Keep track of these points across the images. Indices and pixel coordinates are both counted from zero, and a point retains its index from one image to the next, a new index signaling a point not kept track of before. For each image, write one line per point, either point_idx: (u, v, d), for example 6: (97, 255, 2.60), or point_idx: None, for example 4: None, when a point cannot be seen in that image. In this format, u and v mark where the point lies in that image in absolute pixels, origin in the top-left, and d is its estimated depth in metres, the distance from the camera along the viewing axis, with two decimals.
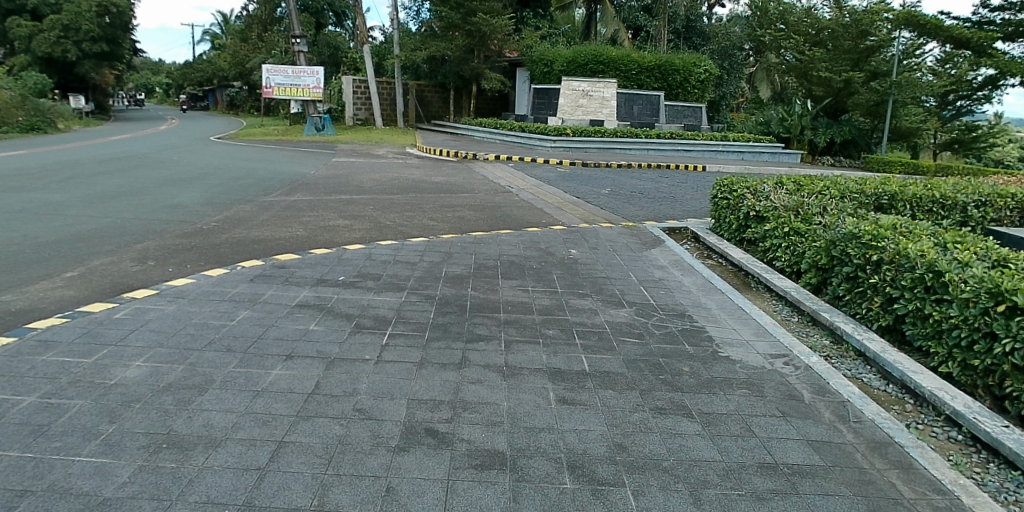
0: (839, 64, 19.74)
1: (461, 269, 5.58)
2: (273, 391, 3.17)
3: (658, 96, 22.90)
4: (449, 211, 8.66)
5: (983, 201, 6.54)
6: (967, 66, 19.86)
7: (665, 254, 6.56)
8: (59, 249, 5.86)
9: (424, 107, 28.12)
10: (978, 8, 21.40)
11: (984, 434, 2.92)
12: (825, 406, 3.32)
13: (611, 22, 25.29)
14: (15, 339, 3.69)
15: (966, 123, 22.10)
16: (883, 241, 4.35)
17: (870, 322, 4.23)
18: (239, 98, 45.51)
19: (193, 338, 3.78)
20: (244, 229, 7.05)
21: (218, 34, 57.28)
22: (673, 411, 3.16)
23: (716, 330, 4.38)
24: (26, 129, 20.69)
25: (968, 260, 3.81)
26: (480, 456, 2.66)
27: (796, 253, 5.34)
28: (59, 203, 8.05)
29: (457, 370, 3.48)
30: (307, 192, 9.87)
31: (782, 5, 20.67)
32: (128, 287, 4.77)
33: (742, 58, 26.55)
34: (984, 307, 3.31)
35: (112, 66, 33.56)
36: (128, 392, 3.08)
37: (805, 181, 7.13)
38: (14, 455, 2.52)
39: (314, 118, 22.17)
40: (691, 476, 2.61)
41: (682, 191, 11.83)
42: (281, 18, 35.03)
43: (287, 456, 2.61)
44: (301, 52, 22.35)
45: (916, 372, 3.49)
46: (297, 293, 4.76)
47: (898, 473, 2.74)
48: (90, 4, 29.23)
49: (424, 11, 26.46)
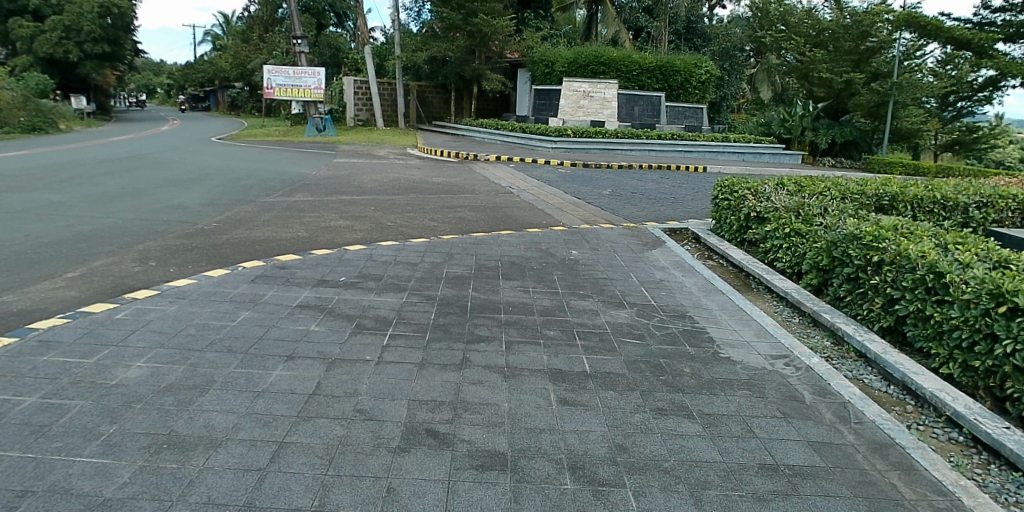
0: (839, 65, 19.78)
1: (462, 269, 5.59)
2: (273, 391, 3.17)
3: (659, 97, 22.92)
4: (450, 211, 8.67)
5: (984, 202, 6.54)
6: (968, 68, 19.73)
7: (665, 255, 6.56)
8: (61, 249, 5.87)
9: (425, 108, 28.15)
10: (978, 9, 21.41)
11: (985, 436, 2.91)
12: (826, 407, 3.32)
13: (613, 23, 25.32)
14: (16, 339, 3.69)
15: (967, 124, 22.09)
16: (883, 242, 4.35)
17: (872, 323, 4.22)
18: (240, 99, 45.54)
19: (194, 339, 3.79)
20: (245, 229, 7.06)
21: (219, 34, 57.33)
22: (674, 412, 3.16)
23: (717, 332, 4.38)
24: (28, 130, 20.73)
25: (969, 261, 3.80)
26: (481, 457, 2.66)
27: (797, 254, 5.35)
28: (61, 203, 8.07)
29: (458, 371, 3.48)
30: (308, 193, 9.88)
31: (783, 6, 20.60)
32: (130, 288, 4.78)
33: (742, 59, 26.58)
34: (985, 308, 3.31)
35: (114, 67, 33.61)
36: (129, 393, 3.08)
37: (806, 183, 7.13)
38: (15, 455, 2.53)
39: (315, 118, 22.20)
40: (692, 477, 2.61)
41: (684, 192, 11.83)
42: (282, 18, 35.06)
43: (288, 456, 2.61)
44: (302, 53, 22.38)
45: (917, 373, 3.49)
46: (298, 293, 4.77)
47: (900, 474, 2.73)
48: (92, 5, 29.22)
49: (425, 12, 26.50)
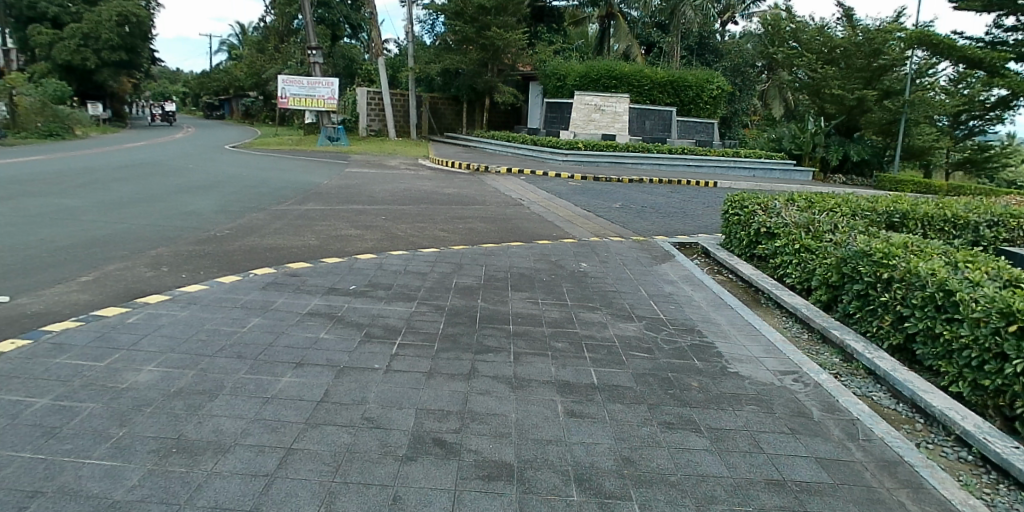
0: (851, 82, 19.75)
1: (471, 280, 5.62)
2: (282, 398, 3.19)
3: (670, 111, 22.94)
4: (461, 222, 8.71)
5: (995, 221, 6.46)
6: (980, 87, 19.53)
7: (675, 269, 6.55)
8: (75, 253, 5.94)
9: (438, 120, 28.42)
10: (990, 28, 21.34)
11: (994, 456, 2.88)
12: (834, 424, 3.29)
13: (624, 38, 25.42)
14: (30, 340, 3.76)
15: (978, 143, 21.80)
16: (893, 259, 4.31)
17: (881, 340, 4.19)
18: (255, 107, 46.19)
19: (204, 345, 3.82)
20: (256, 237, 7.12)
21: (235, 44, 58.28)
22: (681, 426, 3.15)
23: (726, 346, 4.36)
24: (45, 135, 21.10)
25: (979, 280, 3.78)
26: (488, 467, 2.67)
27: (807, 270, 5.32)
28: (74, 208, 8.17)
29: (465, 381, 3.49)
30: (320, 201, 9.99)
31: (795, 23, 20.97)
32: (141, 294, 4.81)
33: (753, 75, 26.64)
34: (995, 326, 3.29)
35: (131, 75, 34.04)
36: (140, 397, 3.11)
37: (817, 199, 7.07)
38: (26, 456, 2.56)
39: (328, 128, 22.38)
40: (699, 491, 2.60)
41: (694, 206, 11.81)
42: (298, 29, 35.30)
43: (296, 462, 2.63)
44: (316, 62, 22.53)
45: (927, 391, 3.47)
46: (308, 300, 4.81)
47: (908, 492, 2.71)
48: (111, 13, 29.76)
49: (438, 25, 26.68)
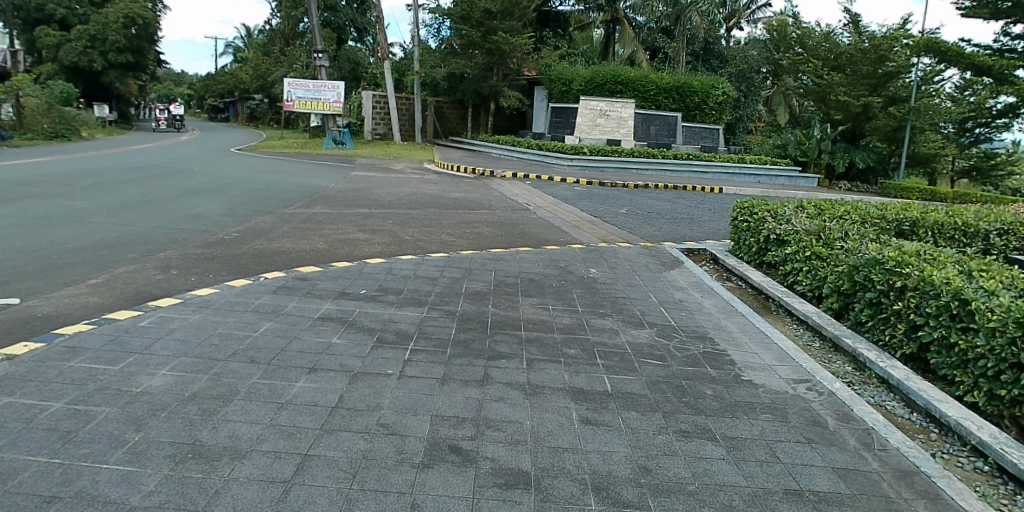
0: (856, 89, 19.73)
1: (481, 285, 5.61)
2: (297, 403, 3.19)
3: (676, 117, 22.60)
4: (468, 227, 8.71)
5: (1006, 229, 6.48)
6: (986, 94, 19.62)
7: (684, 275, 6.55)
8: (83, 256, 5.94)
9: (443, 124, 28.39)
10: (998, 35, 21.31)
11: (1011, 465, 2.87)
12: (850, 433, 3.29)
13: (629, 43, 25.45)
14: (42, 344, 3.74)
15: (984, 150, 21.73)
16: (907, 267, 4.30)
17: (893, 350, 4.18)
18: (258, 111, 46.26)
19: (217, 348, 3.82)
20: (265, 240, 7.13)
21: (241, 47, 58.50)
22: (697, 434, 3.14)
23: (738, 354, 4.36)
24: (51, 136, 21.14)
25: (994, 289, 3.76)
26: (505, 475, 2.67)
27: (817, 278, 5.31)
28: (83, 209, 8.18)
29: (479, 388, 3.49)
30: (327, 204, 9.99)
31: (801, 30, 20.90)
32: (152, 296, 4.82)
33: (758, 81, 26.87)
34: (1011, 336, 3.28)
35: (138, 77, 34.18)
36: (154, 401, 3.11)
37: (826, 205, 7.05)
38: (42, 460, 2.56)
39: (333, 131, 22.32)
40: (717, 501, 2.59)
41: (700, 212, 11.81)
42: (304, 32, 35.38)
43: (312, 470, 2.62)
44: (322, 66, 22.51)
45: (941, 401, 3.46)
46: (320, 304, 4.82)
47: (926, 502, 2.70)
48: (117, 15, 29.87)
49: (444, 29, 26.70)
